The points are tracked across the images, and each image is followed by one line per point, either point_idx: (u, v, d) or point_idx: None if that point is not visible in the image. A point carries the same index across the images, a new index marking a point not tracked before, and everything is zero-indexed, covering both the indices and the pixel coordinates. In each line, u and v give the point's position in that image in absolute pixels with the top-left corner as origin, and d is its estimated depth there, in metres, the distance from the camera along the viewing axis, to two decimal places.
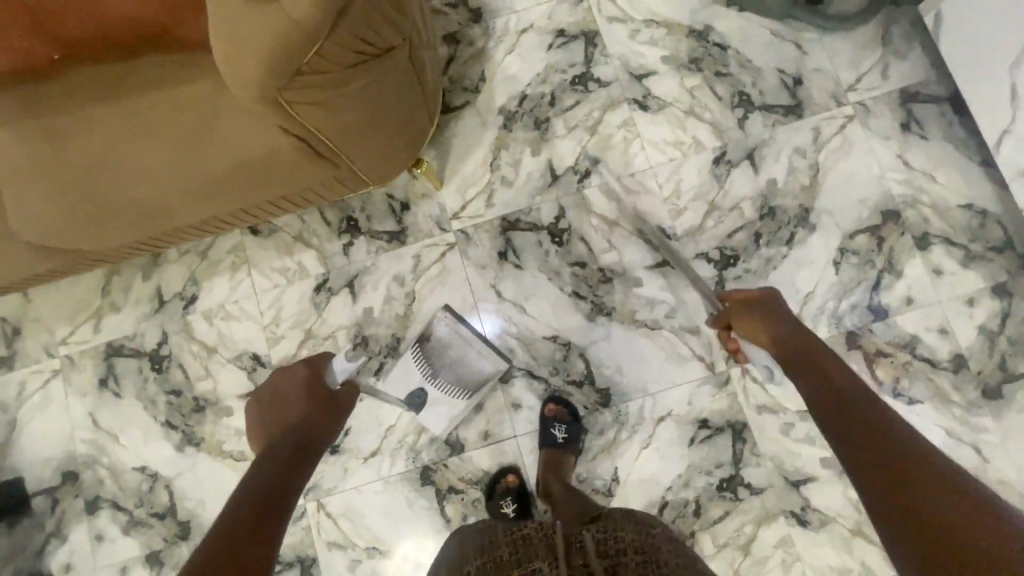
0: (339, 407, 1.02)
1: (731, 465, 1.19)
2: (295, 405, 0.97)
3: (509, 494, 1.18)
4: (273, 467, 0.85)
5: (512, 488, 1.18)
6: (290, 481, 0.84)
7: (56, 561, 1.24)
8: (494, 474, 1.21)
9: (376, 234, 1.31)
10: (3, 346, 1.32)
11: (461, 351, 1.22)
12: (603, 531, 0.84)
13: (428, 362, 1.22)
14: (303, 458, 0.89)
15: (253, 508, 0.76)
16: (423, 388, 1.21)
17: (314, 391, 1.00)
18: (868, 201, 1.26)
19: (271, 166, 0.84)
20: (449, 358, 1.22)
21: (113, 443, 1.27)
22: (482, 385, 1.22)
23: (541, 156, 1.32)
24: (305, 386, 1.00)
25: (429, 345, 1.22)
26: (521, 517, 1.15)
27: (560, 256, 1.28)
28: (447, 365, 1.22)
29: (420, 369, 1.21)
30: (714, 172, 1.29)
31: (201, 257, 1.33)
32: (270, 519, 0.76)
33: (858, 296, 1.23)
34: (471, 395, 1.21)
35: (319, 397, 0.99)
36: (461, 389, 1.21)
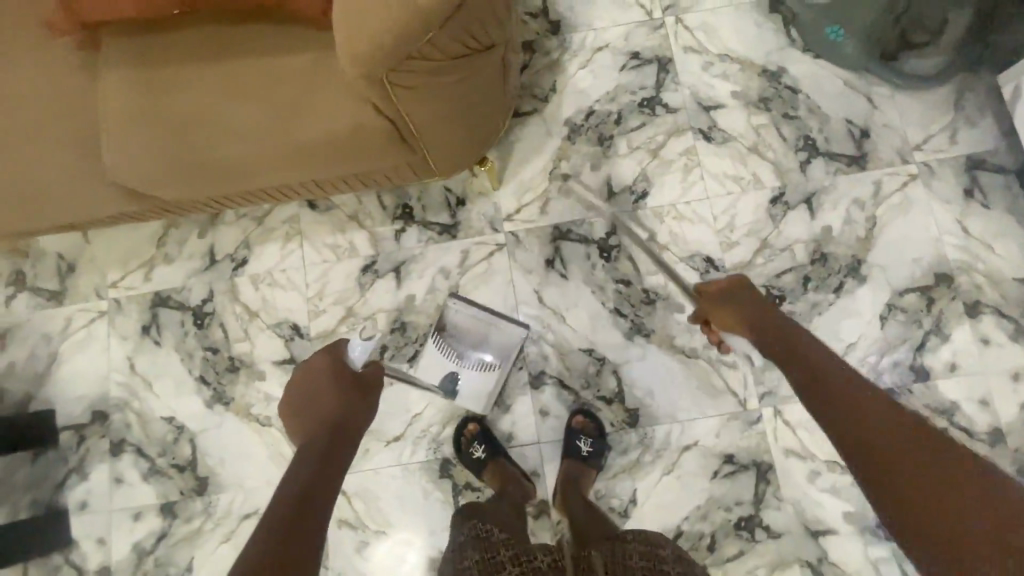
0: (370, 387, 1.03)
1: (752, 504, 1.18)
2: (328, 394, 0.99)
3: (476, 440, 1.20)
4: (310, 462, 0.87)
5: (478, 434, 1.21)
6: (328, 472, 0.87)
7: (74, 497, 1.26)
8: (458, 424, 1.23)
9: (428, 225, 1.33)
10: (56, 281, 1.36)
11: (477, 330, 1.26)
12: (609, 549, 0.92)
13: (451, 347, 1.25)
14: (339, 446, 0.91)
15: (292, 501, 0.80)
16: (456, 372, 1.24)
17: (346, 377, 1.01)
18: (922, 261, 1.26)
19: (357, 144, 0.86)
20: (471, 338, 1.26)
21: (146, 390, 1.30)
22: (507, 355, 1.25)
23: (600, 172, 1.34)
24: (336, 373, 1.02)
25: (446, 333, 1.26)
26: (493, 456, 1.19)
27: (606, 271, 1.29)
28: (468, 346, 1.25)
29: (448, 357, 1.25)
30: (770, 211, 1.30)
31: (257, 222, 1.36)
32: (312, 510, 0.80)
33: (901, 354, 1.22)
34: (502, 363, 1.24)
35: (349, 384, 1.00)
36: (492, 361, 1.24)
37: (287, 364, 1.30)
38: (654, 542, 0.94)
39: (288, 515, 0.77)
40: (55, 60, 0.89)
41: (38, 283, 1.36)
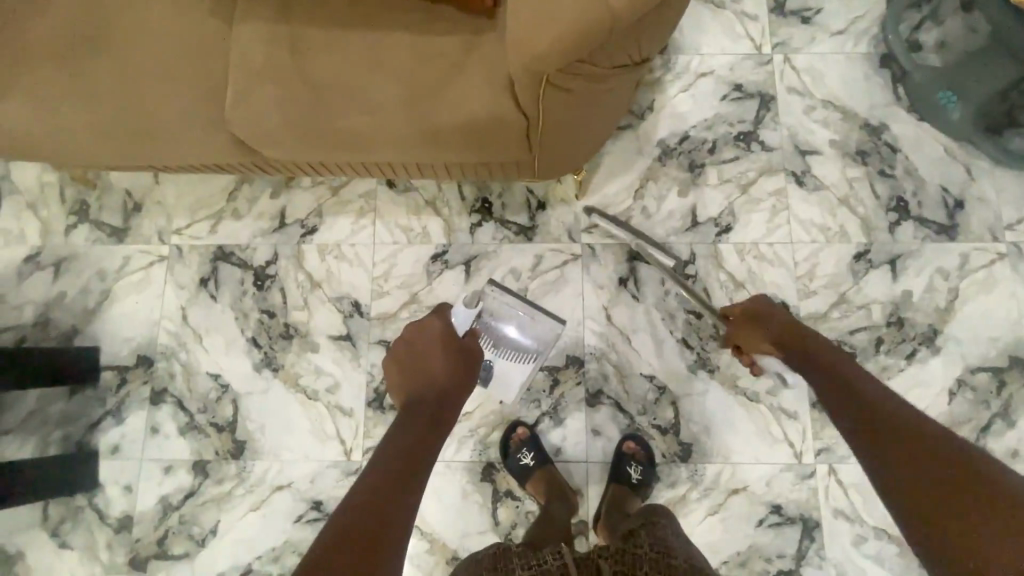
0: (471, 361, 0.98)
1: (793, 558, 1.16)
2: (435, 358, 0.96)
3: (524, 446, 1.18)
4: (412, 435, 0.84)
5: (527, 440, 1.18)
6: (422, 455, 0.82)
7: (107, 439, 1.23)
8: (506, 427, 1.21)
9: (505, 223, 1.30)
10: (120, 219, 1.33)
11: (512, 320, 1.17)
12: (620, 556, 0.86)
13: (490, 333, 1.16)
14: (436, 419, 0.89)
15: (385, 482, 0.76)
16: (491, 360, 1.16)
17: (453, 347, 0.97)
18: (999, 342, 1.23)
19: (483, 132, 0.84)
20: (509, 327, 1.17)
21: (195, 343, 1.27)
22: (544, 347, 1.18)
23: (686, 198, 1.31)
24: (444, 341, 0.98)
25: (483, 321, 1.16)
26: (542, 464, 1.16)
27: (679, 299, 1.27)
28: (505, 336, 1.17)
29: (485, 343, 1.16)
30: (852, 267, 1.27)
31: (332, 192, 1.33)
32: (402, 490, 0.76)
33: (964, 433, 1.20)
34: (537, 354, 1.18)
35: (455, 352, 0.97)
36: (528, 352, 1.18)
37: (341, 340, 1.26)
38: (666, 551, 0.87)
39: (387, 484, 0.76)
40: (193, 8, 0.90)
41: (101, 218, 1.33)
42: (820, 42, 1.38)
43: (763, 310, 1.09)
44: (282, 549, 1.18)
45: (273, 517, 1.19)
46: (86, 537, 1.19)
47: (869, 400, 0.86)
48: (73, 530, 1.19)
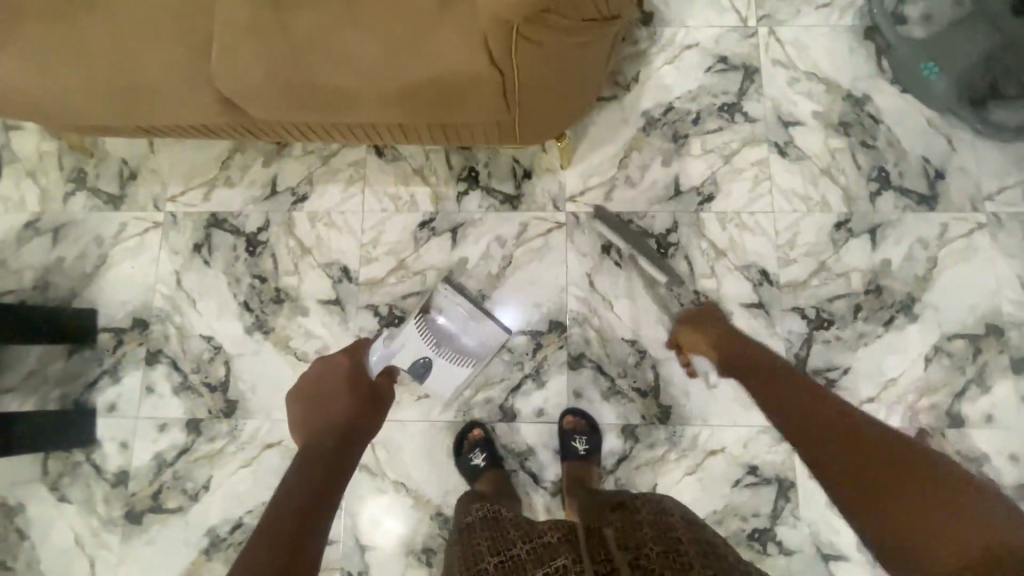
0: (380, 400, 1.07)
1: (769, 517, 1.18)
2: (340, 397, 1.02)
3: (476, 446, 1.20)
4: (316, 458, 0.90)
5: (479, 441, 1.20)
6: (330, 479, 0.88)
7: (103, 398, 1.27)
8: (460, 428, 1.23)
9: (491, 191, 1.33)
10: (116, 186, 1.37)
11: (462, 325, 1.20)
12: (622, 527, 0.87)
13: (432, 334, 1.18)
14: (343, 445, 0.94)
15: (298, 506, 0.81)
16: (430, 358, 1.18)
17: (360, 388, 1.05)
18: (976, 309, 1.25)
19: (460, 88, 0.87)
20: (453, 329, 1.20)
21: (189, 306, 1.30)
22: (486, 355, 1.22)
23: (670, 168, 1.33)
24: (348, 382, 1.06)
25: (431, 320, 1.19)
26: (493, 465, 1.18)
27: (661, 267, 1.29)
28: (450, 338, 1.20)
29: (426, 342, 1.18)
30: (833, 235, 1.29)
31: (322, 161, 1.36)
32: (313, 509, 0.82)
33: (941, 398, 1.22)
34: (478, 361, 1.22)
35: (360, 390, 1.05)
36: (469, 358, 1.21)
37: (331, 304, 1.30)
38: (662, 513, 0.90)
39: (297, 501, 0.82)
40: None
41: (98, 185, 1.37)
42: (804, 15, 1.39)
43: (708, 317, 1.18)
44: None
45: (263, 473, 1.23)
46: (84, 491, 1.23)
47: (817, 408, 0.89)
48: (72, 484, 1.24)
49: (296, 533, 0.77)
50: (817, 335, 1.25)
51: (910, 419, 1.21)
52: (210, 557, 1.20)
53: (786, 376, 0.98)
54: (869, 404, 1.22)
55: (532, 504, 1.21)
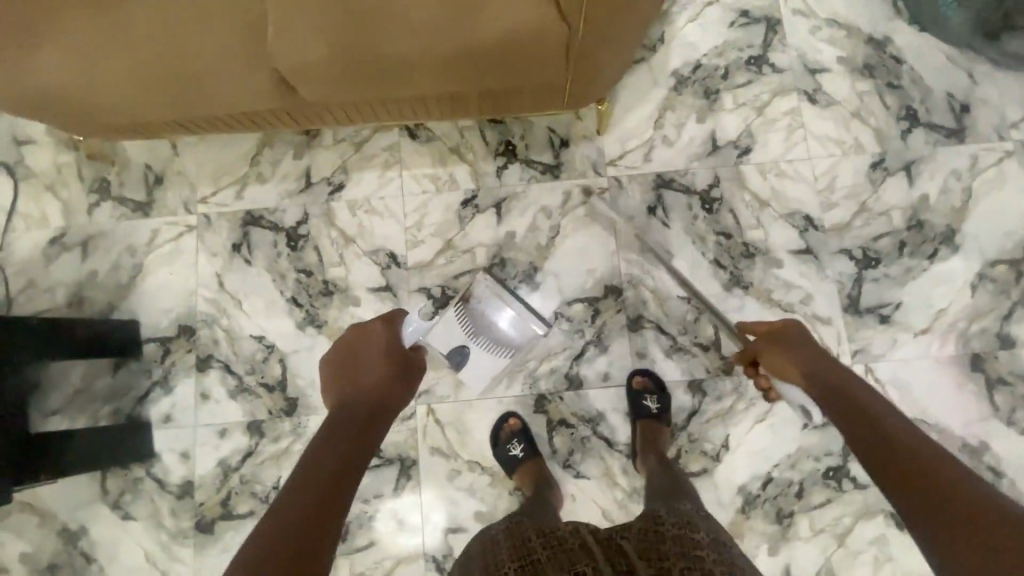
0: (412, 371, 1.08)
1: (841, 455, 1.20)
2: (374, 365, 1.03)
3: (515, 436, 1.19)
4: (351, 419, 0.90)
5: (517, 431, 1.19)
6: (363, 439, 0.87)
7: (157, 410, 1.23)
8: (495, 422, 1.22)
9: (531, 163, 1.32)
10: (143, 193, 1.32)
11: (502, 315, 1.17)
12: (645, 535, 0.79)
13: (470, 321, 1.16)
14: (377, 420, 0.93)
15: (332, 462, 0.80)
16: (467, 346, 1.16)
17: (394, 356, 1.06)
18: (1014, 234, 1.28)
19: (526, 45, 0.87)
20: (493, 318, 1.17)
21: (235, 308, 1.27)
22: (522, 346, 1.18)
23: (705, 125, 1.34)
24: (384, 350, 1.06)
25: (471, 308, 1.17)
26: (531, 455, 1.17)
27: (707, 222, 1.30)
28: (487, 327, 1.17)
29: (464, 330, 1.16)
30: (870, 176, 1.32)
31: (355, 148, 1.33)
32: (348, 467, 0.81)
33: (989, 322, 1.25)
34: (513, 351, 1.18)
35: (394, 361, 1.05)
36: (504, 347, 1.17)
37: (382, 291, 1.28)
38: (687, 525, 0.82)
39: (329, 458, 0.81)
40: None
41: (123, 194, 1.32)
42: None
43: (787, 333, 1.06)
44: None
45: None
46: (149, 506, 1.20)
47: (904, 447, 0.78)
48: (135, 501, 1.20)
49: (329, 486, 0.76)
50: (866, 275, 1.27)
51: (963, 345, 1.24)
52: None
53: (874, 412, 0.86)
54: (923, 335, 1.25)
55: (609, 468, 1.21)
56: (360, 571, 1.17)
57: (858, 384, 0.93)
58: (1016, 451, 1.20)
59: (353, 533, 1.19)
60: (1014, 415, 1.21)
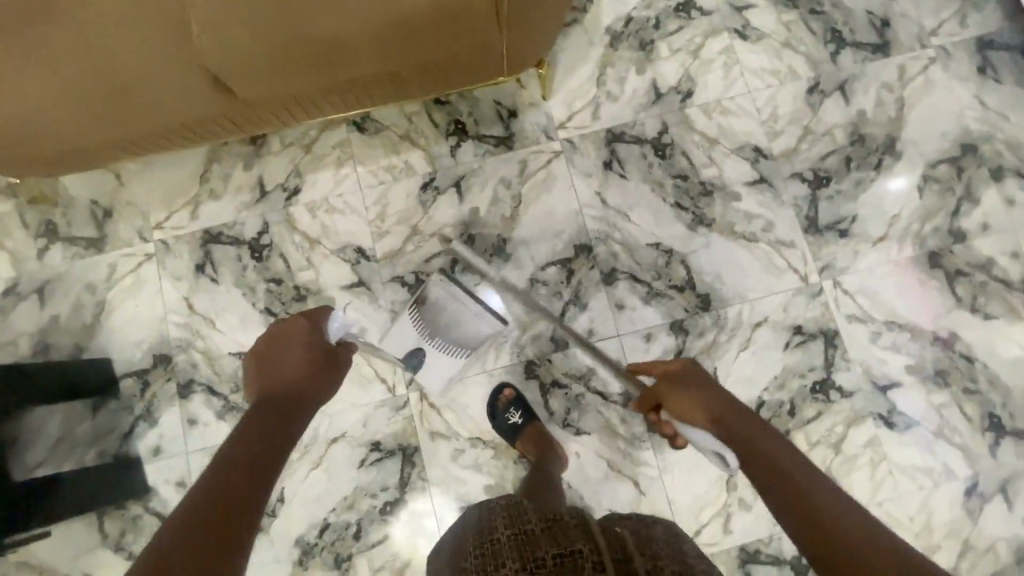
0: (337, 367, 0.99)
1: (824, 368, 1.25)
2: (292, 362, 0.94)
3: (512, 404, 1.20)
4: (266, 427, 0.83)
5: (514, 399, 1.20)
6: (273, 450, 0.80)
7: (145, 444, 1.20)
8: (490, 394, 1.22)
9: (483, 138, 1.33)
10: (93, 229, 1.28)
11: (456, 313, 1.20)
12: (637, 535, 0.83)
13: (425, 323, 1.20)
14: (289, 422, 0.87)
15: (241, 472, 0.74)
16: (422, 348, 1.20)
17: (317, 352, 0.97)
18: (949, 135, 1.35)
19: (454, 9, 0.87)
20: (446, 318, 1.20)
21: (209, 328, 1.25)
22: (478, 344, 1.21)
23: (645, 76, 1.36)
24: (307, 344, 0.97)
25: (425, 308, 1.21)
26: (530, 420, 1.19)
27: (663, 168, 1.32)
28: (443, 327, 1.20)
29: (419, 331, 1.21)
30: (808, 101, 1.36)
31: (305, 149, 1.31)
32: (256, 478, 0.75)
33: (940, 220, 1.31)
34: (469, 350, 1.20)
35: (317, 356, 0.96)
36: (460, 347, 1.20)
37: (356, 287, 1.27)
38: (677, 536, 0.87)
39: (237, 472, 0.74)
40: None
41: (73, 233, 1.28)
42: None
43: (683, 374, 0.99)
44: (354, 495, 1.19)
45: (336, 469, 1.20)
46: None
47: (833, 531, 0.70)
48: (138, 539, 1.17)
49: (237, 501, 0.70)
50: (820, 194, 1.32)
51: (920, 246, 1.30)
52: (306, 566, 1.16)
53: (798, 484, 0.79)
54: (882, 242, 1.30)
55: (608, 420, 1.22)
56: (379, 567, 1.17)
57: (761, 432, 0.88)
58: (982, 336, 1.26)
59: (366, 530, 1.18)
60: (976, 303, 1.28)
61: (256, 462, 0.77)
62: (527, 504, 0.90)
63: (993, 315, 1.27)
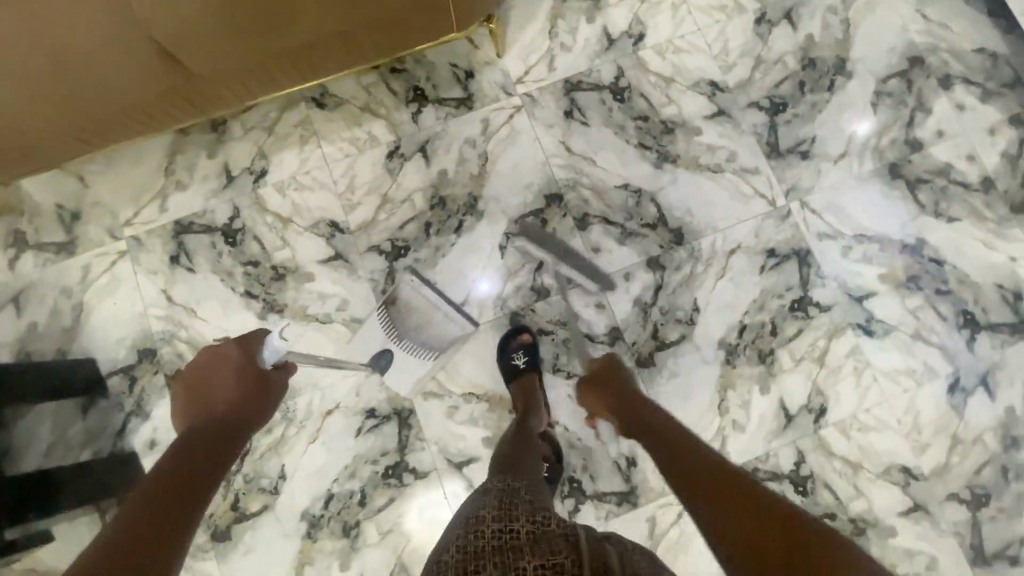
0: (273, 389, 0.92)
1: (800, 287, 1.28)
2: (223, 386, 0.87)
3: (522, 348, 1.20)
4: (191, 455, 0.76)
5: (526, 345, 1.20)
6: (202, 477, 0.74)
7: (140, 438, 1.20)
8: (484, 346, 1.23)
9: (443, 101, 1.34)
10: (62, 233, 1.27)
11: (426, 314, 1.20)
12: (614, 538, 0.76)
13: (394, 324, 1.19)
14: (220, 451, 0.79)
15: (162, 501, 0.67)
16: (393, 350, 1.18)
17: (250, 374, 0.89)
18: (895, 50, 1.38)
19: None
20: (417, 320, 1.20)
21: (191, 317, 1.24)
22: (448, 345, 1.20)
23: (595, 24, 1.38)
24: (237, 366, 0.89)
25: (395, 308, 1.20)
26: (529, 371, 1.18)
27: (623, 111, 1.34)
28: (412, 328, 1.20)
29: (387, 332, 1.19)
30: (757, 31, 1.39)
31: (267, 131, 1.31)
32: (181, 509, 0.67)
33: (896, 132, 1.34)
34: (438, 352, 1.19)
35: (250, 378, 0.89)
36: (429, 348, 1.19)
37: (334, 261, 1.27)
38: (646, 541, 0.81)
39: (154, 501, 0.67)
40: None
41: (42, 239, 1.27)
42: None
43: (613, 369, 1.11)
44: (355, 463, 1.19)
45: (334, 440, 1.20)
46: None
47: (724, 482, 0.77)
48: None
49: (158, 531, 0.63)
50: (778, 120, 1.35)
51: (879, 159, 1.33)
52: (315, 538, 1.17)
53: (699, 452, 0.86)
54: (843, 159, 1.33)
55: None
56: (387, 530, 1.17)
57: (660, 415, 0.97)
58: (948, 238, 1.30)
59: (370, 496, 1.18)
60: (939, 208, 1.31)
61: (171, 500, 0.68)
62: (524, 488, 0.83)
63: (956, 217, 1.31)
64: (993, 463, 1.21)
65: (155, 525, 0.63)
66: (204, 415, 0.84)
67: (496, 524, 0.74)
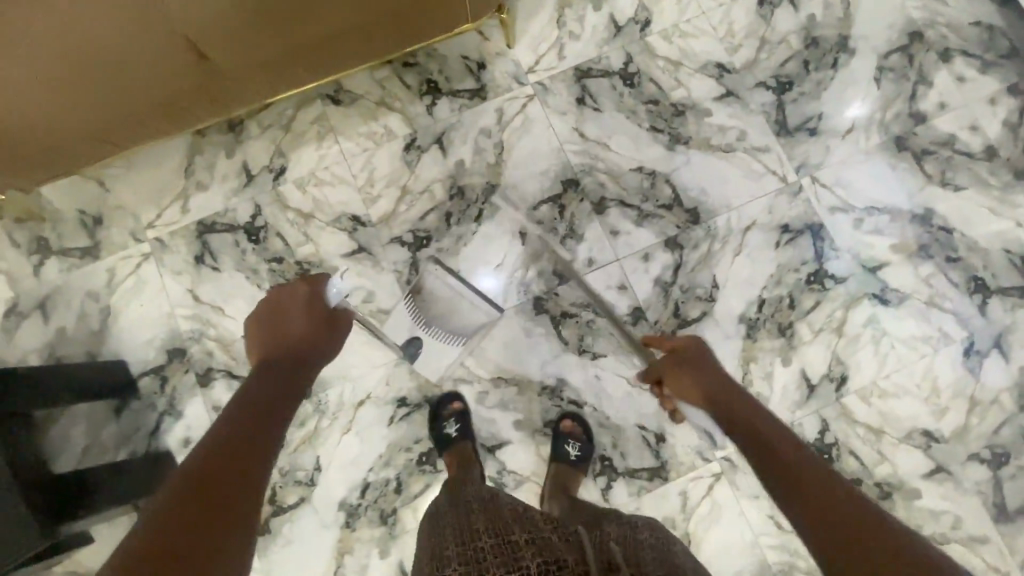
0: (339, 328, 1.00)
1: (815, 260, 1.30)
2: (296, 323, 0.95)
3: (454, 416, 1.20)
4: (264, 387, 0.84)
5: (455, 411, 1.20)
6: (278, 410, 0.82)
7: (174, 437, 1.21)
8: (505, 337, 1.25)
9: (456, 93, 1.36)
10: (85, 238, 1.28)
11: (451, 302, 1.23)
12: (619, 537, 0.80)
13: (421, 312, 1.22)
14: (294, 382, 0.88)
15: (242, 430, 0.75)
16: (420, 337, 1.21)
17: (317, 313, 0.97)
18: (895, 26, 1.41)
19: None
20: (443, 308, 1.22)
21: (218, 315, 1.26)
22: (475, 331, 1.23)
23: (602, 11, 1.40)
24: (308, 307, 0.97)
25: (421, 297, 1.23)
26: (463, 439, 1.18)
27: (634, 96, 1.37)
28: (438, 316, 1.22)
29: (414, 319, 1.21)
30: (760, 13, 1.41)
31: (285, 129, 1.33)
32: (263, 431, 0.77)
33: (900, 106, 1.38)
34: (466, 338, 1.22)
35: (318, 318, 0.97)
36: (456, 335, 1.21)
37: (357, 254, 1.29)
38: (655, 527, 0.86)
39: (234, 432, 0.74)
40: None
41: (65, 245, 1.27)
42: None
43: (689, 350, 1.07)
44: (390, 452, 1.21)
45: (367, 430, 1.22)
46: None
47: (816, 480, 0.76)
48: None
49: (243, 454, 0.71)
50: (785, 99, 1.38)
51: (885, 133, 1.37)
52: (353, 526, 1.18)
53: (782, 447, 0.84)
54: (850, 134, 1.36)
55: (621, 341, 1.27)
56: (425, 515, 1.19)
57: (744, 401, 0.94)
58: (955, 206, 1.33)
59: (406, 483, 1.20)
60: (946, 178, 1.34)
61: (252, 428, 0.76)
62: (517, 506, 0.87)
63: (963, 186, 1.34)
64: (1011, 423, 1.25)
65: (239, 452, 0.71)
66: (273, 347, 0.92)
67: (494, 539, 0.78)
